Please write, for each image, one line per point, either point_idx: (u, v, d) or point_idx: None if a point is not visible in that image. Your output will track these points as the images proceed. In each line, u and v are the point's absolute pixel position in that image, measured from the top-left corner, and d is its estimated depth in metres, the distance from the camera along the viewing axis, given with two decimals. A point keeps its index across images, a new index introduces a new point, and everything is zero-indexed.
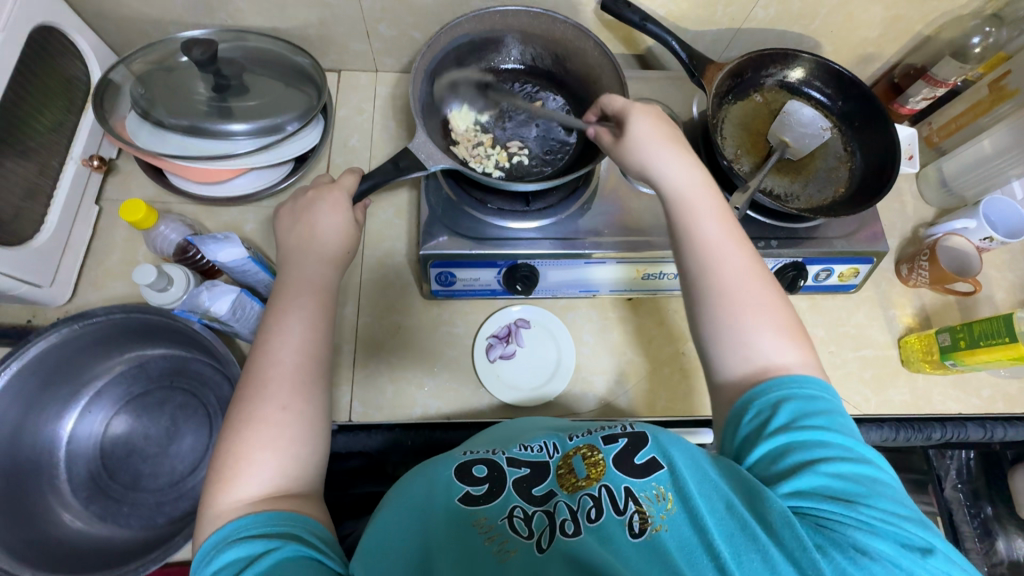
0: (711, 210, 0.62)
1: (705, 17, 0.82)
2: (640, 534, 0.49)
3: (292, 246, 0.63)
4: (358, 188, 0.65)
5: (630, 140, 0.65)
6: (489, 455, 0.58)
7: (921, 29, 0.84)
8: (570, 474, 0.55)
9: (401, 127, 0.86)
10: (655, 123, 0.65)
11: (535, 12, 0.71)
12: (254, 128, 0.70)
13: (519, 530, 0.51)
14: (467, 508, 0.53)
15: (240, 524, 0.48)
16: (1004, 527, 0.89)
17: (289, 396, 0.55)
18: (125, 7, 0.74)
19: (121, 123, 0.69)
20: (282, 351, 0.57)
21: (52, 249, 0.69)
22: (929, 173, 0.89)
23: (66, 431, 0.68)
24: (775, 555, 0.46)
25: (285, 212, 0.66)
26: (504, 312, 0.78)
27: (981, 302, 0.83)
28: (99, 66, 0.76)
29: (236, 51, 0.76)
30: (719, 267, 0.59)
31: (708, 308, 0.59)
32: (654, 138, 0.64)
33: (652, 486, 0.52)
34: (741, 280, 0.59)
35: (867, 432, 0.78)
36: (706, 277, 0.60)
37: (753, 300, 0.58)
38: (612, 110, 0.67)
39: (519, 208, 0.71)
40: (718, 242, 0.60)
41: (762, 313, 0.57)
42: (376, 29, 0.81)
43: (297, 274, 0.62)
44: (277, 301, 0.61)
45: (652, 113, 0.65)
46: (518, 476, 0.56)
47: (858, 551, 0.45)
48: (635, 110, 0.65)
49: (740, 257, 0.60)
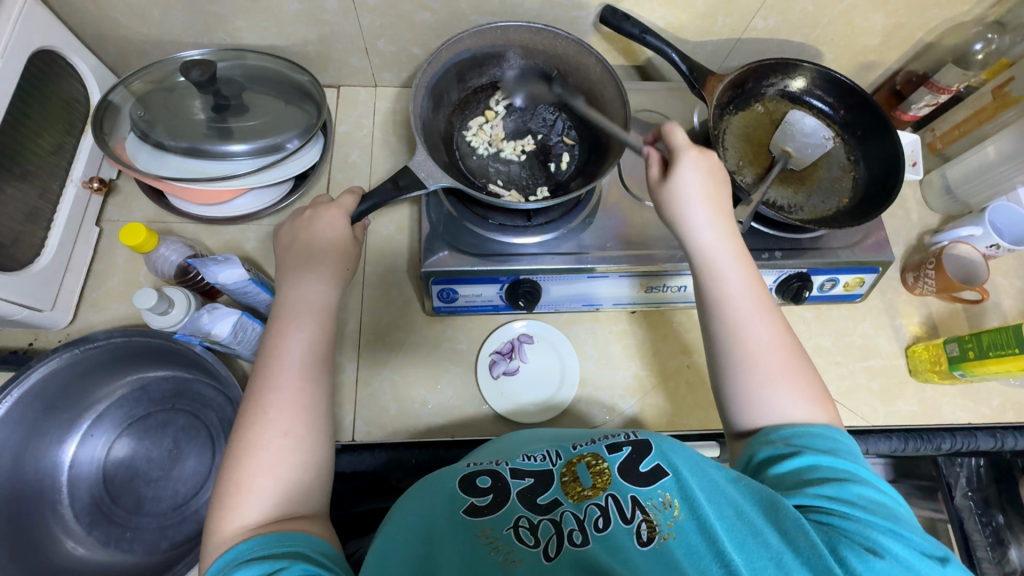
0: (745, 272, 0.62)
1: (705, 28, 0.81)
2: (648, 541, 0.49)
3: (294, 267, 0.63)
4: (357, 210, 0.64)
5: (671, 190, 0.64)
6: (492, 466, 0.58)
7: (922, 36, 0.84)
8: (574, 482, 0.54)
9: (402, 142, 0.85)
10: (706, 179, 0.63)
11: (536, 27, 0.71)
12: (254, 147, 0.70)
13: (525, 540, 0.50)
14: (473, 519, 0.52)
15: (246, 547, 0.47)
16: (1016, 536, 0.84)
17: (296, 421, 0.55)
18: (124, 27, 0.74)
19: (121, 146, 0.69)
20: (287, 375, 0.57)
21: (52, 272, 0.69)
22: (933, 179, 0.88)
23: (68, 456, 0.67)
24: (790, 561, 0.46)
25: (286, 231, 0.66)
26: (506, 328, 0.78)
27: (989, 310, 0.83)
28: (98, 87, 0.76)
29: (236, 69, 0.76)
30: (743, 332, 0.59)
31: (731, 373, 0.58)
32: (695, 195, 0.63)
33: (658, 493, 0.51)
34: (765, 348, 0.58)
35: (876, 444, 0.76)
36: (725, 336, 0.59)
37: (787, 378, 0.57)
38: (671, 145, 0.66)
39: (520, 223, 0.70)
40: (760, 317, 0.59)
41: (787, 378, 0.57)
42: (375, 45, 0.81)
43: (293, 294, 0.62)
44: (273, 323, 0.60)
45: (703, 168, 0.64)
46: (521, 487, 0.55)
47: (870, 552, 0.45)
48: (687, 157, 0.64)
49: (768, 324, 0.59)
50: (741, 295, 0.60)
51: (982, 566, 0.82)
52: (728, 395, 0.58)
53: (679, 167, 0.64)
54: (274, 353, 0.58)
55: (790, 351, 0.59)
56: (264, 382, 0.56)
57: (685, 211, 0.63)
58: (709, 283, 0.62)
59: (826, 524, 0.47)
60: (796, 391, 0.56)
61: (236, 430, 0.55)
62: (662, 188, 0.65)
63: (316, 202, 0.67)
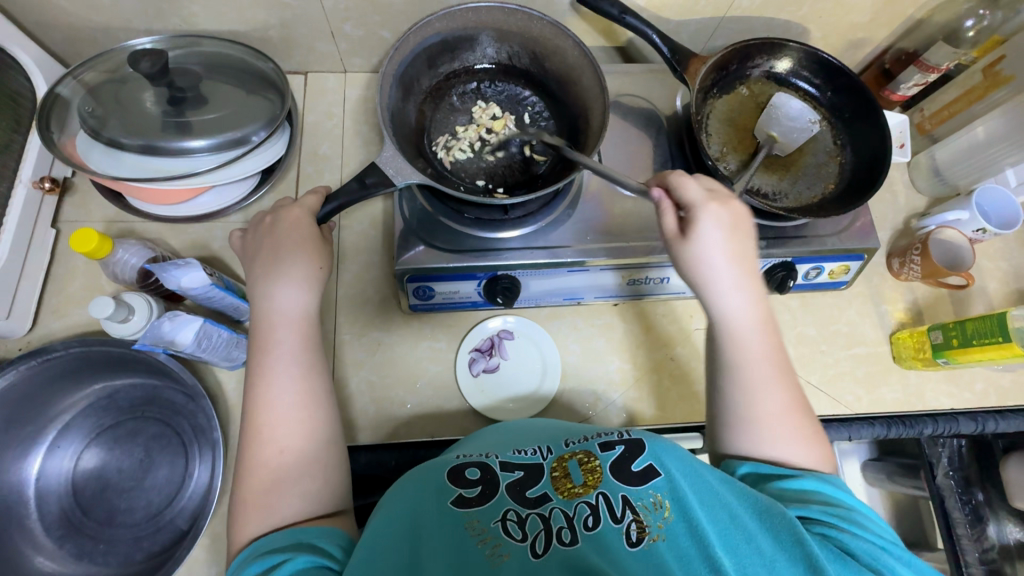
0: (762, 338, 0.59)
1: (687, 7, 0.78)
2: (637, 542, 0.47)
3: (268, 276, 0.60)
4: (321, 212, 0.61)
5: (690, 256, 0.58)
6: (482, 459, 0.56)
7: (913, 12, 0.81)
8: (565, 478, 0.52)
9: (374, 131, 0.82)
10: (730, 240, 0.57)
11: (510, 7, 0.67)
12: (215, 142, 0.66)
13: (512, 534, 0.49)
14: (460, 511, 0.51)
15: (263, 540, 0.49)
16: (995, 512, 0.82)
17: (285, 430, 0.55)
18: (69, 14, 0.69)
19: (71, 144, 0.65)
20: (281, 394, 0.56)
21: (6, 279, 0.66)
22: (921, 161, 0.86)
23: (35, 470, 0.66)
24: (783, 568, 0.46)
25: (249, 237, 0.63)
26: (484, 326, 0.76)
27: (974, 294, 0.82)
28: (46, 80, 0.72)
29: (192, 57, 0.71)
30: (753, 395, 0.57)
31: (740, 431, 0.57)
32: (721, 259, 0.58)
33: (649, 493, 0.50)
34: (772, 407, 0.57)
35: (857, 431, 0.75)
36: (734, 402, 0.58)
37: (784, 430, 0.56)
38: (682, 201, 0.58)
39: (496, 217, 0.67)
40: (780, 413, 0.57)
41: (797, 445, 0.56)
42: (342, 29, 0.76)
43: (267, 305, 0.60)
44: (254, 338, 0.59)
45: (725, 223, 0.58)
46: (511, 481, 0.53)
47: (869, 569, 0.46)
48: (706, 212, 0.57)
49: (779, 388, 0.58)
50: (761, 360, 0.58)
51: (961, 544, 0.80)
52: (736, 443, 0.57)
53: (700, 220, 0.57)
54: (260, 366, 0.57)
55: (801, 420, 0.57)
56: (255, 402, 0.56)
57: (708, 273, 0.58)
58: (728, 351, 0.59)
59: (826, 537, 0.48)
60: (799, 439, 0.56)
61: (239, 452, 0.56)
62: (681, 247, 0.58)
63: (277, 206, 0.64)
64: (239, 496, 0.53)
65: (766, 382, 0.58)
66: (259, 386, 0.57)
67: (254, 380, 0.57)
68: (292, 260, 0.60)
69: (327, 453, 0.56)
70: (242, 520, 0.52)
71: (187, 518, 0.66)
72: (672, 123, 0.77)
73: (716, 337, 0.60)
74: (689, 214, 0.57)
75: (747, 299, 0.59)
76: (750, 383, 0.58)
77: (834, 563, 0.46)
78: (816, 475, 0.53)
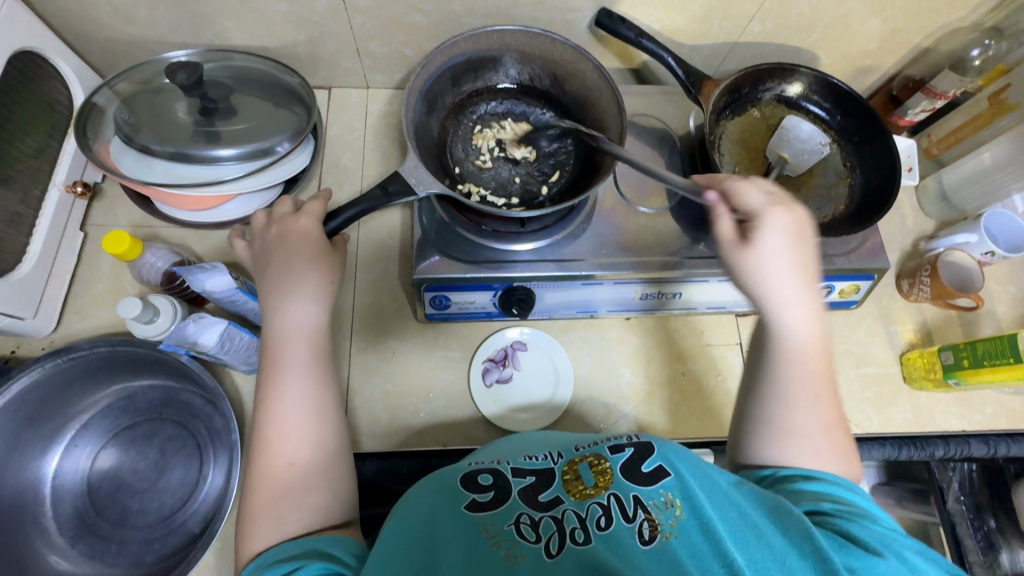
0: (819, 355, 0.57)
1: (701, 32, 0.80)
2: (650, 540, 0.47)
3: (277, 286, 0.61)
4: (330, 226, 0.63)
5: (744, 259, 0.56)
6: (494, 464, 0.57)
7: (919, 41, 0.83)
8: (576, 480, 0.53)
9: (394, 145, 0.84)
10: (794, 245, 0.56)
11: (534, 31, 0.69)
12: (243, 151, 0.68)
13: (526, 536, 0.49)
14: (473, 514, 0.51)
15: (273, 551, 0.50)
16: (1007, 539, 0.81)
17: (295, 432, 0.56)
18: (108, 28, 0.72)
19: (105, 149, 0.67)
20: (290, 392, 0.57)
21: (34, 279, 0.68)
22: (929, 185, 0.87)
23: (52, 468, 0.66)
24: (794, 562, 0.45)
25: (256, 249, 0.64)
26: (499, 336, 0.77)
27: (983, 317, 0.82)
28: (82, 89, 0.75)
29: (223, 70, 0.74)
30: (795, 408, 0.56)
31: (771, 438, 0.57)
32: (784, 269, 0.55)
33: (660, 493, 0.50)
34: (813, 421, 0.56)
35: (870, 452, 0.76)
36: (775, 411, 0.57)
37: (825, 445, 0.56)
38: (744, 209, 0.57)
39: (513, 229, 0.69)
40: (819, 433, 0.56)
41: (830, 461, 0.56)
42: (367, 47, 0.79)
43: (275, 320, 0.60)
44: (262, 352, 0.60)
45: (789, 230, 0.56)
46: (523, 485, 0.54)
47: (872, 554, 0.46)
48: (770, 219, 0.55)
49: (825, 406, 0.57)
50: (809, 374, 0.57)
51: (973, 569, 0.79)
52: (762, 445, 0.57)
53: (762, 228, 0.55)
54: (275, 369, 0.58)
55: (838, 436, 0.57)
56: (265, 401, 0.57)
57: (768, 285, 0.56)
58: (780, 364, 0.57)
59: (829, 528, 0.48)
60: (833, 456, 0.56)
61: (252, 449, 0.56)
62: (738, 253, 0.56)
63: (278, 215, 0.65)
64: (252, 490, 0.54)
65: (808, 400, 0.57)
66: (271, 381, 0.58)
67: (265, 381, 0.58)
68: (307, 273, 0.61)
69: (336, 454, 0.58)
70: (253, 516, 0.52)
71: (199, 521, 0.66)
72: (685, 143, 0.79)
73: (771, 341, 0.58)
74: (750, 221, 0.56)
75: (808, 312, 0.57)
76: (790, 398, 0.57)
77: (842, 555, 0.45)
78: (813, 474, 0.54)
